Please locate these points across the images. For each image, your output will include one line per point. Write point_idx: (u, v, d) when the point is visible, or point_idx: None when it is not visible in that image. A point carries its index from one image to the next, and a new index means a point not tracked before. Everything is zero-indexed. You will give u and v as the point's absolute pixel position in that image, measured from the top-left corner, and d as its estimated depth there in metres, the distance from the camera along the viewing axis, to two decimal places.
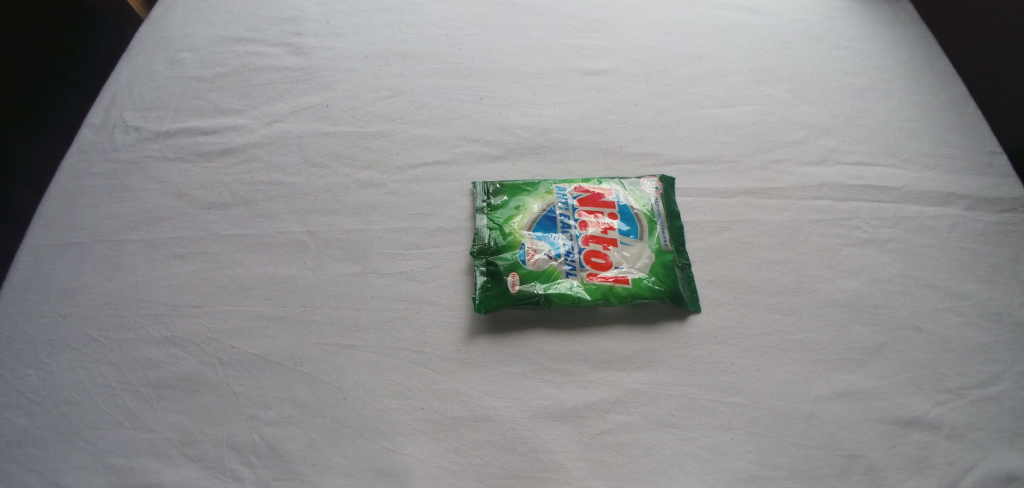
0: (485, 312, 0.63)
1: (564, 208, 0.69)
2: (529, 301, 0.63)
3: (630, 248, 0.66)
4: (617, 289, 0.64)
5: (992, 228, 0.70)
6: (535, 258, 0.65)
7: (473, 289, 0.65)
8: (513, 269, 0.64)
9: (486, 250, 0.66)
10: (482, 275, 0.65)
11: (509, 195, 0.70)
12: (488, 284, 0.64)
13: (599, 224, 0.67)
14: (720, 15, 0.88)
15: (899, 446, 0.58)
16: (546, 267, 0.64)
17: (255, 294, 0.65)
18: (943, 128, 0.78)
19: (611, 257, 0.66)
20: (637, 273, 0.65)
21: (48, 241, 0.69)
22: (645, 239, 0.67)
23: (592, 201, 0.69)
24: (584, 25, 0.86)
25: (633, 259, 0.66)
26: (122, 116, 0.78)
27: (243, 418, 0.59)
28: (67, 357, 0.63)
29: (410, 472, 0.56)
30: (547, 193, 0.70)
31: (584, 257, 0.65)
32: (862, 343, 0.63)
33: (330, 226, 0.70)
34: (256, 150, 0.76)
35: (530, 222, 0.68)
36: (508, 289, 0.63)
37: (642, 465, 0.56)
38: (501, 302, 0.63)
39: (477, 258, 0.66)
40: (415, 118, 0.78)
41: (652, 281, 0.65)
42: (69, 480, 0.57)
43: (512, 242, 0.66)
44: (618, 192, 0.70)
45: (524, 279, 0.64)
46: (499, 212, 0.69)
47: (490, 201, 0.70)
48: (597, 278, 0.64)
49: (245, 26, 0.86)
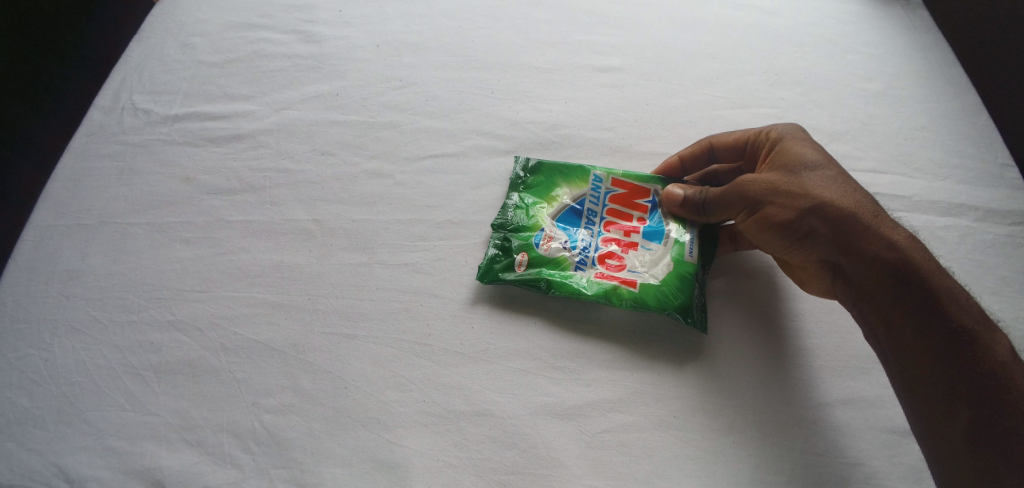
0: (488, 283, 0.64)
1: (595, 201, 0.68)
2: (531, 284, 0.63)
3: (649, 251, 0.64)
4: (621, 290, 0.62)
5: (1002, 239, 0.70)
6: (550, 244, 0.65)
7: (483, 258, 0.66)
8: (525, 249, 0.65)
9: (507, 225, 0.67)
10: (494, 248, 0.66)
11: (545, 178, 0.70)
12: (496, 257, 0.65)
13: (624, 225, 0.67)
14: (737, 15, 0.88)
15: (900, 455, 0.57)
16: (558, 255, 0.64)
17: (259, 281, 0.65)
18: (956, 137, 0.77)
19: (626, 260, 0.64)
20: (648, 278, 0.63)
21: (56, 222, 0.70)
22: (668, 245, 0.64)
23: (625, 199, 0.68)
24: (599, 21, 0.86)
25: (649, 264, 0.64)
26: (132, 99, 0.78)
27: (243, 405, 0.59)
28: (70, 339, 0.63)
29: (410, 464, 0.56)
30: (583, 182, 0.69)
31: (598, 258, 0.65)
32: (868, 351, 0.62)
33: (336, 216, 0.69)
34: (265, 137, 0.75)
35: (556, 209, 0.68)
36: (515, 267, 0.64)
37: (642, 466, 0.56)
38: (505, 278, 0.64)
39: (495, 231, 0.67)
40: (425, 109, 0.77)
41: (663, 292, 0.62)
42: (70, 460, 0.57)
43: (532, 224, 0.67)
44: (657, 192, 0.68)
45: (532, 263, 0.64)
46: (530, 193, 0.69)
47: (526, 177, 0.70)
48: (605, 277, 0.63)
49: (257, 12, 0.86)
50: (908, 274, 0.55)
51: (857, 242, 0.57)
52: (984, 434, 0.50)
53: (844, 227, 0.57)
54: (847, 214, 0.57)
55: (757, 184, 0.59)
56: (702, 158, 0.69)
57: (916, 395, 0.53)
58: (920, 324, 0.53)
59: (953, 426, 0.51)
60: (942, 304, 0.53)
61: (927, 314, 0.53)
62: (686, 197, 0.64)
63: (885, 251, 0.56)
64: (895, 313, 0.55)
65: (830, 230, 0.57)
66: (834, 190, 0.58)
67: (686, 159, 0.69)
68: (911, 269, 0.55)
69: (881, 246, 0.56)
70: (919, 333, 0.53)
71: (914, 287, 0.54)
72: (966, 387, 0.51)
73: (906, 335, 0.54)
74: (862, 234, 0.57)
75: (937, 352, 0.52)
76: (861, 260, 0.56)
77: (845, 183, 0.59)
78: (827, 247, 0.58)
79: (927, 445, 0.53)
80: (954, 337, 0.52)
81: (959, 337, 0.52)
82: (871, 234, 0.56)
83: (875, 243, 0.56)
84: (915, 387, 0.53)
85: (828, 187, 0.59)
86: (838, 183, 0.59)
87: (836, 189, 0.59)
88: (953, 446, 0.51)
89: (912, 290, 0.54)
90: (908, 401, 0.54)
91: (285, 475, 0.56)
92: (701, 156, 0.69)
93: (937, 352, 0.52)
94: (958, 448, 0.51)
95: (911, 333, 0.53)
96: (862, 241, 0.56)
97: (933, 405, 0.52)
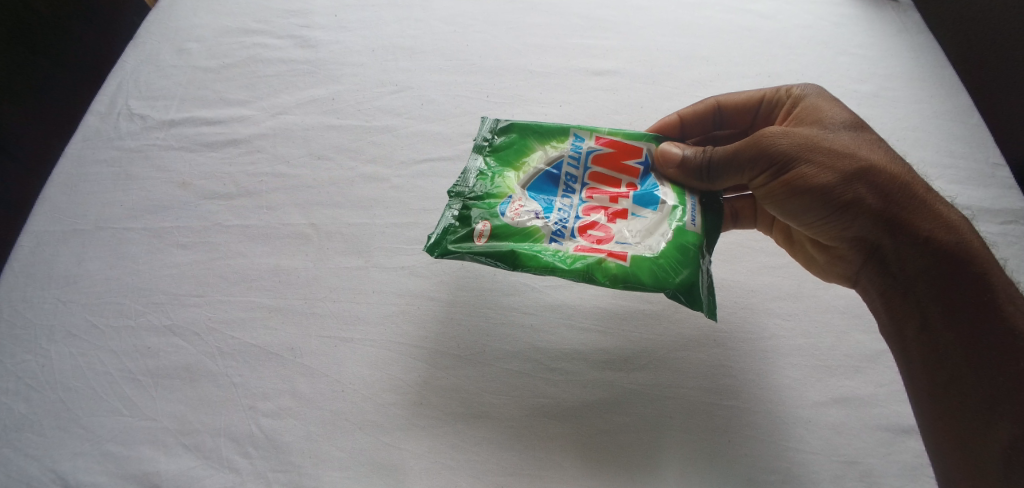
0: (439, 256, 0.56)
1: (574, 163, 0.61)
2: (493, 256, 0.54)
3: (641, 221, 0.57)
4: (609, 264, 0.54)
5: (993, 238, 0.70)
6: (518, 213, 0.57)
7: (437, 228, 0.58)
8: (488, 217, 0.57)
9: (468, 194, 0.59)
10: (453, 218, 0.58)
11: (516, 138, 0.63)
12: (452, 228, 0.57)
13: (610, 191, 0.60)
14: (729, 18, 0.88)
15: (895, 453, 0.57)
16: (528, 226, 0.56)
17: (256, 286, 0.65)
18: (946, 137, 0.78)
19: (613, 231, 0.57)
20: (640, 250, 0.55)
21: (53, 227, 0.70)
22: (666, 213, 0.57)
23: (610, 161, 0.61)
24: (593, 25, 0.86)
25: (643, 234, 0.56)
26: (128, 104, 0.79)
27: (242, 409, 0.59)
28: (67, 344, 0.63)
29: (407, 467, 0.56)
30: (560, 142, 0.62)
31: (579, 229, 0.57)
32: (861, 350, 0.62)
33: (332, 219, 0.70)
34: (260, 141, 0.76)
35: (527, 177, 0.61)
36: (474, 239, 0.56)
37: (641, 466, 0.56)
38: (460, 250, 0.55)
39: (452, 199, 0.59)
40: (420, 113, 0.78)
41: (660, 266, 0.53)
42: (66, 466, 0.57)
43: (499, 191, 0.59)
44: (648, 151, 0.62)
45: (495, 233, 0.56)
46: (497, 157, 0.62)
47: (492, 140, 0.64)
48: (586, 251, 0.55)
49: (253, 18, 0.86)
50: (956, 260, 0.53)
51: (904, 223, 0.55)
52: (999, 431, 0.50)
53: (890, 204, 0.55)
54: (893, 190, 0.55)
55: (791, 144, 0.56)
56: (706, 119, 0.70)
57: (935, 398, 0.53)
58: (963, 319, 0.53)
59: (987, 444, 0.50)
60: (992, 299, 0.52)
61: (972, 309, 0.52)
62: (687, 158, 0.59)
63: (936, 235, 0.54)
64: (935, 303, 0.54)
65: (874, 204, 0.55)
66: (878, 160, 0.56)
67: (687, 118, 0.70)
68: (962, 256, 0.54)
69: (931, 229, 0.55)
70: (959, 332, 0.52)
71: (958, 267, 0.53)
72: (990, 389, 0.51)
73: (945, 331, 0.53)
74: (906, 209, 0.55)
75: (972, 353, 0.52)
76: (906, 240, 0.55)
77: (883, 148, 0.58)
78: (868, 224, 0.56)
79: (945, 463, 0.53)
80: (993, 341, 0.51)
81: (1003, 337, 0.51)
82: (917, 210, 0.55)
83: (923, 224, 0.55)
84: (940, 400, 0.53)
85: (871, 152, 0.57)
86: (878, 148, 0.58)
87: (876, 154, 0.57)
88: (984, 465, 0.50)
89: (963, 280, 0.53)
90: (929, 413, 0.54)
91: (282, 479, 0.56)
92: (705, 116, 0.70)
93: (977, 353, 0.52)
94: (988, 469, 0.50)
95: (948, 327, 0.53)
96: (909, 222, 0.55)
97: (957, 419, 0.52)
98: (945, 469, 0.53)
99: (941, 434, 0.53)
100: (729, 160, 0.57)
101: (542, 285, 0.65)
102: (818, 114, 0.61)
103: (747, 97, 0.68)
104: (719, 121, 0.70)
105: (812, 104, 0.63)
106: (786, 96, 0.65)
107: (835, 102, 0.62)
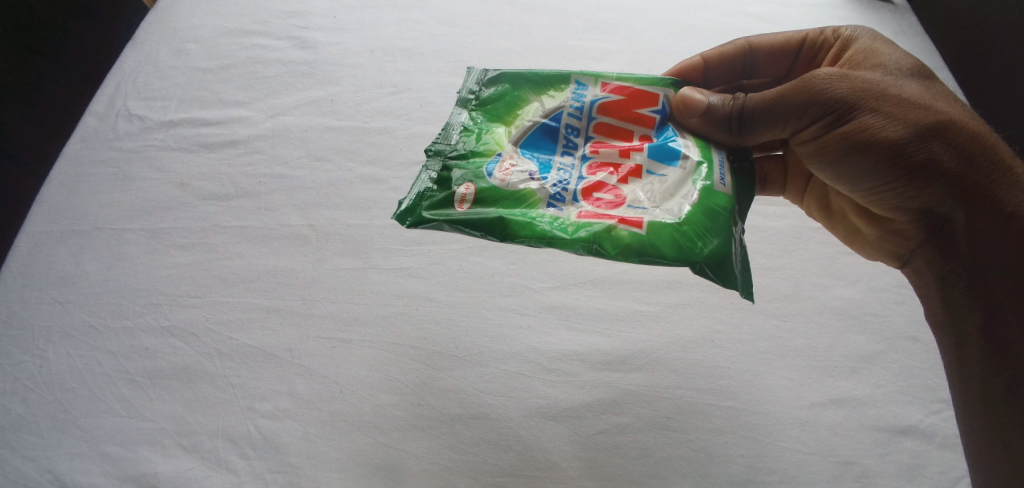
0: (412, 227, 0.52)
1: (575, 114, 0.57)
2: (479, 226, 0.50)
3: (658, 181, 0.52)
4: (619, 232, 0.48)
5: None
6: (508, 174, 0.53)
7: (412, 193, 0.54)
8: (473, 180, 0.53)
9: (452, 154, 0.56)
10: (432, 182, 0.54)
11: (507, 89, 0.59)
12: (430, 193, 0.54)
13: (621, 145, 0.55)
14: (726, 20, 0.89)
15: (891, 454, 0.57)
16: (522, 189, 0.52)
17: (255, 286, 0.65)
18: None
19: (626, 194, 0.52)
20: (658, 215, 0.50)
21: (50, 227, 0.70)
22: (690, 170, 0.52)
23: (619, 111, 0.57)
24: (591, 26, 0.87)
25: (660, 198, 0.51)
26: (125, 105, 0.79)
27: (240, 410, 0.59)
28: (64, 345, 0.63)
29: (406, 468, 0.56)
30: (558, 91, 0.58)
31: (582, 191, 0.52)
32: (858, 351, 0.63)
33: (331, 220, 0.70)
34: (259, 143, 0.76)
35: (520, 132, 0.57)
36: (456, 206, 0.52)
37: (636, 467, 0.57)
38: (437, 219, 0.52)
39: (431, 159, 0.56)
40: (418, 114, 0.78)
41: (684, 235, 0.48)
42: (64, 466, 0.57)
43: (486, 149, 0.55)
44: (666, 97, 0.58)
45: (479, 198, 0.52)
46: (486, 111, 0.59)
47: (480, 93, 0.60)
48: (590, 218, 0.50)
49: (251, 19, 0.86)
50: None
51: (984, 192, 0.49)
52: None
53: (968, 167, 0.50)
54: (972, 151, 0.50)
55: (849, 90, 0.51)
56: (736, 62, 0.66)
57: (991, 399, 0.49)
58: None
59: None
60: None
61: None
62: (712, 105, 0.54)
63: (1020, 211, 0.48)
64: (1009, 290, 0.48)
65: (948, 167, 0.49)
66: (956, 115, 0.51)
67: (711, 60, 0.66)
68: None
69: (1016, 202, 0.49)
70: None
71: None
72: None
73: (1015, 325, 0.48)
74: (986, 177, 0.50)
75: None
76: (984, 213, 0.49)
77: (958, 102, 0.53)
78: (940, 193, 0.50)
79: (998, 470, 0.49)
80: None
81: None
82: (997, 179, 0.50)
83: (1005, 196, 0.49)
84: (993, 405, 0.49)
85: (946, 105, 0.51)
86: (953, 102, 0.52)
87: (952, 108, 0.51)
88: None
89: None
90: (982, 416, 0.50)
91: (281, 480, 0.56)
92: (734, 58, 0.66)
93: None
94: None
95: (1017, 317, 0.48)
96: (990, 193, 0.49)
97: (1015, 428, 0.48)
98: (991, 474, 0.50)
99: (993, 440, 0.49)
100: (771, 108, 0.54)
101: (542, 286, 0.65)
102: (876, 58, 0.56)
103: (785, 39, 0.65)
104: (751, 66, 0.67)
105: (870, 49, 0.57)
106: (833, 38, 0.61)
107: (893, 45, 0.57)
